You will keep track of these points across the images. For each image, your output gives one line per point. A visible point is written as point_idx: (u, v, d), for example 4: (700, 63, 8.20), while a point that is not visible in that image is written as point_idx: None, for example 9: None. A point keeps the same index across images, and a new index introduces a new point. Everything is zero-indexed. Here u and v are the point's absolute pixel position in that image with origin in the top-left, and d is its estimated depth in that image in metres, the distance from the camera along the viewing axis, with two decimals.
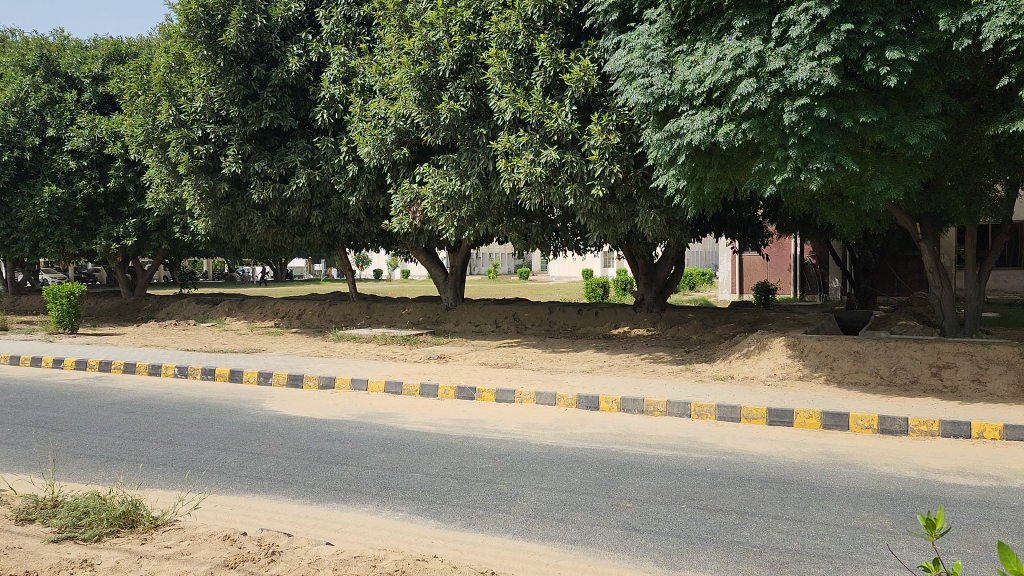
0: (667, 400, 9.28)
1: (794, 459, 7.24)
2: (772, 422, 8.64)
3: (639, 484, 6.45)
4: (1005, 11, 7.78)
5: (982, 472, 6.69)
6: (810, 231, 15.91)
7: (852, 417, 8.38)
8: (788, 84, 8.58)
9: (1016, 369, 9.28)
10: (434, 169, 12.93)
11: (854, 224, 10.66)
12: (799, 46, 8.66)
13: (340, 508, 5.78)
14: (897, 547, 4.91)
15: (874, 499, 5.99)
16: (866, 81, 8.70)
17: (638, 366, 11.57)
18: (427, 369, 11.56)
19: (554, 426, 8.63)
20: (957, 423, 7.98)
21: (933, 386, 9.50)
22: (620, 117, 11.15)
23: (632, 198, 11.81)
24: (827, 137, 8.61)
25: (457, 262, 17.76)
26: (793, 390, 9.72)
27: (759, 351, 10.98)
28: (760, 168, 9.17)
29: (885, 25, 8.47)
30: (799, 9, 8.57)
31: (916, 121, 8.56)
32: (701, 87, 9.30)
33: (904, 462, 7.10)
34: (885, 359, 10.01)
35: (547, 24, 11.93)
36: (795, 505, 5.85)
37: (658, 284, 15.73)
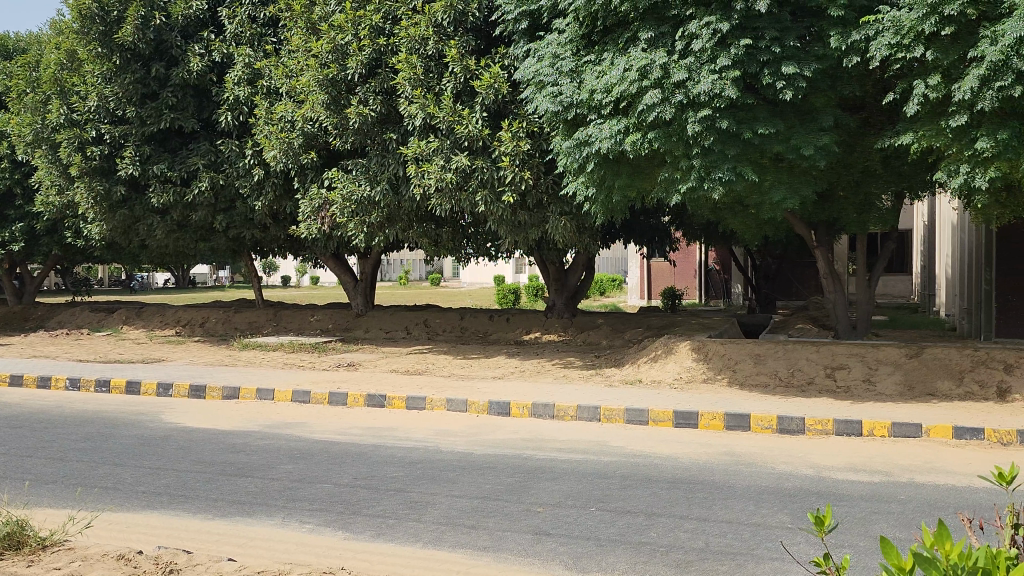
0: (577, 405, 9.38)
1: (699, 459, 7.45)
2: (678, 425, 8.87)
3: (550, 488, 6.51)
4: (890, 31, 8.20)
5: (873, 468, 7.03)
6: (714, 238, 16.40)
7: (754, 417, 8.66)
8: (690, 95, 8.84)
9: (903, 370, 9.82)
10: (344, 174, 12.73)
11: (756, 231, 11.04)
12: (701, 60, 8.92)
13: (244, 522, 5.61)
14: (788, 542, 5.11)
15: (773, 496, 6.21)
16: (764, 94, 9.05)
17: (549, 371, 11.69)
18: (336, 376, 11.36)
19: (466, 433, 8.61)
20: (850, 422, 8.35)
21: (829, 386, 9.95)
22: (530, 124, 11.23)
23: (542, 205, 11.89)
24: (729, 148, 8.96)
25: (367, 269, 17.53)
26: (698, 392, 10.00)
27: (666, 355, 11.23)
28: (666, 177, 9.43)
29: (782, 41, 8.82)
30: (701, 23, 8.83)
31: (810, 133, 8.96)
32: (608, 97, 9.46)
33: (803, 460, 7.38)
34: (784, 361, 10.41)
35: (458, 30, 11.94)
36: (701, 505, 6.00)
37: (569, 290, 15.93)
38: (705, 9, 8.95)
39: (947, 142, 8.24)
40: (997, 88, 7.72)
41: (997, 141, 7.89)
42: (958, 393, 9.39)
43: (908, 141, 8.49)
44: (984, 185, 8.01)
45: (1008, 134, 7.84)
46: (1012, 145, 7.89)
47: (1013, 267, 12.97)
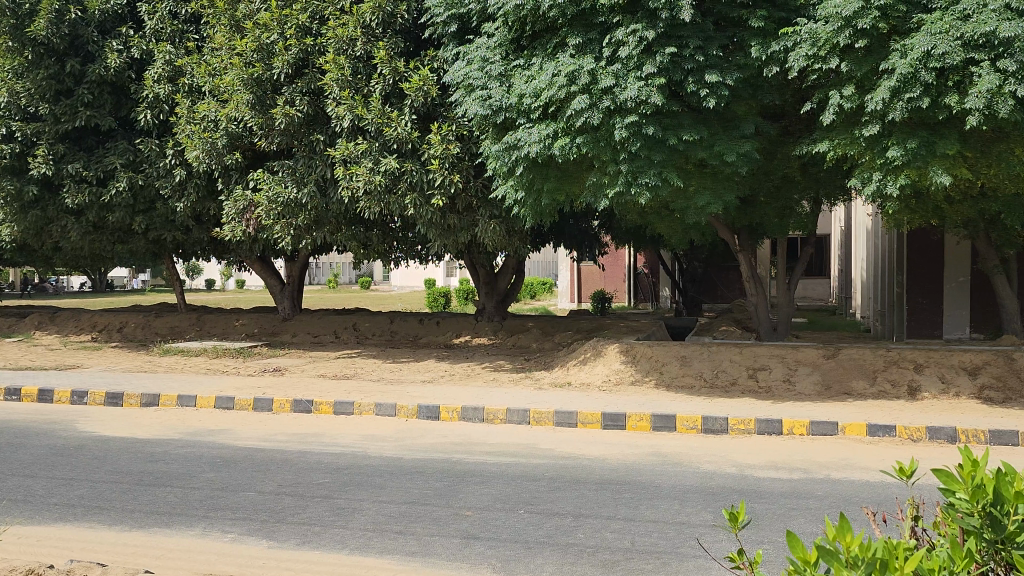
0: (506, 408, 9.40)
1: (626, 460, 7.55)
2: (606, 426, 8.99)
3: (479, 492, 6.50)
4: (808, 43, 8.49)
5: (793, 466, 7.24)
6: (642, 242, 16.64)
7: (679, 418, 8.82)
8: (618, 101, 8.95)
9: (821, 370, 10.16)
10: (270, 175, 12.49)
11: (681, 235, 11.25)
12: (628, 66, 9.06)
13: (163, 532, 5.44)
14: (710, 539, 5.23)
15: (698, 495, 6.34)
16: (689, 102, 9.25)
17: (478, 375, 11.68)
18: (261, 382, 11.11)
19: (394, 438, 8.53)
20: (770, 421, 8.59)
21: (751, 387, 10.21)
22: (459, 127, 11.25)
23: (472, 209, 11.88)
24: (655, 153, 9.11)
25: (294, 272, 17.22)
26: (626, 394, 10.13)
27: (594, 358, 11.33)
28: (594, 182, 9.53)
29: (705, 49, 9.04)
30: (627, 31, 8.98)
31: (733, 140, 9.19)
32: (537, 102, 9.51)
33: (726, 459, 7.54)
34: (708, 362, 10.63)
35: (386, 32, 11.86)
36: (627, 505, 6.08)
37: (499, 293, 15.97)
38: (631, 17, 9.10)
39: (860, 150, 8.59)
40: (907, 99, 8.01)
41: (906, 151, 8.18)
42: (872, 391, 9.76)
43: (825, 149, 8.86)
44: (894, 192, 8.33)
45: (916, 143, 8.15)
46: (921, 154, 8.19)
47: (922, 272, 13.57)
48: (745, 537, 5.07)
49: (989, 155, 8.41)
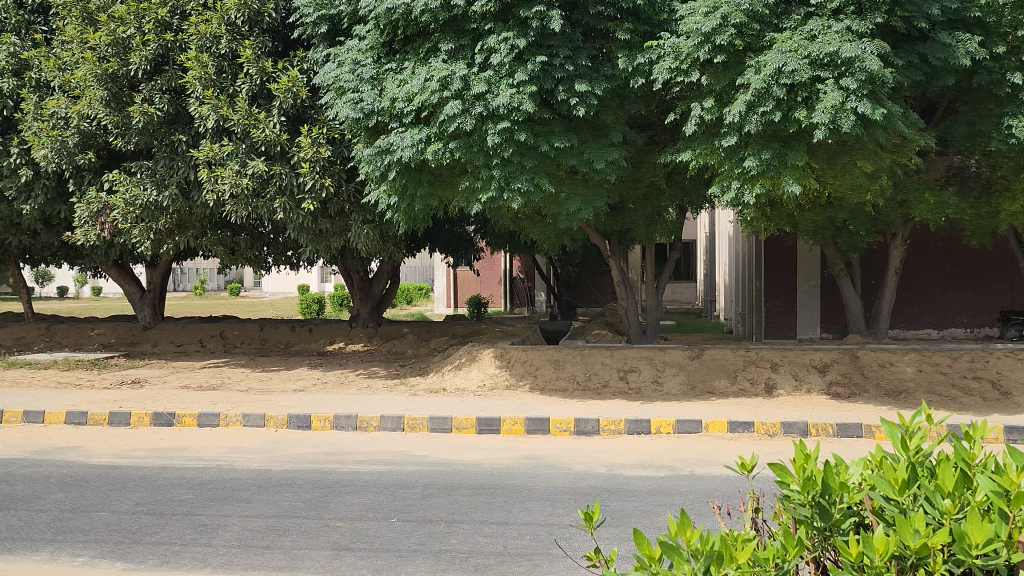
0: (380, 415, 9.27)
1: (500, 464, 7.59)
2: (481, 431, 9.01)
3: (351, 502, 6.38)
4: (671, 56, 8.86)
5: (660, 463, 7.50)
6: (516, 247, 16.82)
7: (553, 421, 8.96)
8: (490, 108, 9.03)
9: (686, 371, 10.58)
10: (127, 176, 11.82)
11: (554, 241, 11.46)
12: (500, 73, 9.16)
13: (4, 560, 5.04)
14: (570, 540, 5.32)
15: (569, 496, 6.45)
16: (559, 110, 9.46)
17: (353, 382, 11.46)
18: (117, 395, 10.49)
19: (263, 449, 8.25)
20: (639, 421, 8.86)
21: (621, 389, 10.49)
22: (330, 130, 11.04)
23: (344, 213, 11.68)
24: (527, 160, 9.25)
25: (156, 278, 16.41)
26: (501, 399, 10.20)
27: (469, 363, 11.34)
28: (467, 187, 9.58)
29: (574, 59, 9.26)
30: (499, 38, 9.07)
31: (602, 148, 9.44)
32: (409, 106, 9.44)
33: (598, 460, 7.72)
34: (581, 365, 10.86)
35: (252, 30, 11.51)
36: (501, 509, 6.12)
37: (374, 299, 15.79)
38: (503, 25, 9.20)
39: (720, 160, 9.02)
40: (761, 113, 8.47)
41: (761, 161, 8.65)
42: (733, 390, 10.23)
43: (687, 158, 9.25)
44: (751, 200, 8.80)
45: (770, 154, 8.62)
46: (774, 164, 8.68)
47: (777, 276, 14.38)
48: (602, 537, 5.19)
49: (834, 167, 8.96)
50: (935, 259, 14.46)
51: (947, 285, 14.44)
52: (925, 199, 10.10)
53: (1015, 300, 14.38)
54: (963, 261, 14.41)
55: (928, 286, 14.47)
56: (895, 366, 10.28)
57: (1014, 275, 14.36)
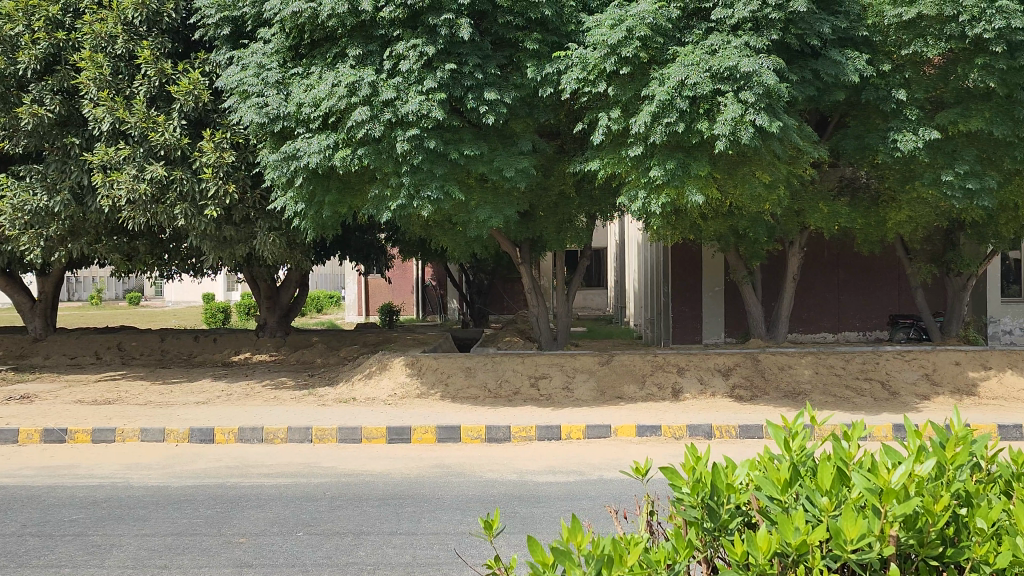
0: (287, 427, 9.06)
1: (410, 474, 7.52)
2: (391, 440, 8.91)
3: (255, 517, 6.20)
4: (578, 67, 9.01)
5: (570, 469, 7.58)
6: (427, 255, 16.74)
7: (463, 428, 8.94)
8: (399, 114, 8.97)
9: (596, 376, 10.75)
10: (14, 181, 11.23)
11: (464, 249, 11.46)
12: (409, 80, 9.10)
13: None
14: (469, 551, 5.28)
15: (479, 504, 6.44)
16: (469, 117, 9.48)
17: (259, 393, 11.17)
18: (3, 412, 9.92)
19: (162, 465, 7.94)
20: (550, 427, 8.94)
21: (532, 395, 10.56)
22: (234, 135, 10.78)
23: (249, 220, 11.41)
24: (436, 167, 9.25)
25: (47, 289, 15.62)
26: (412, 407, 10.12)
27: (380, 372, 11.20)
28: (376, 194, 9.49)
29: (483, 67, 9.29)
30: (408, 45, 9.02)
31: (511, 156, 9.49)
32: (316, 112, 9.28)
33: (508, 467, 7.75)
34: (492, 373, 10.88)
35: (151, 30, 11.14)
36: (409, 519, 6.06)
37: (282, 308, 15.45)
38: (411, 31, 9.14)
39: (627, 169, 9.21)
40: (665, 124, 8.68)
41: (666, 171, 8.86)
42: (641, 395, 10.43)
43: (595, 167, 9.42)
44: (656, 209, 9.01)
45: (674, 164, 8.84)
46: (678, 174, 8.90)
47: (683, 283, 14.78)
48: (501, 546, 5.17)
49: (734, 177, 9.27)
50: (830, 265, 15.13)
51: (841, 290, 15.13)
52: (819, 209, 10.57)
53: (903, 303, 15.18)
54: (855, 267, 15.13)
55: (824, 291, 15.13)
56: (793, 369, 10.71)
57: (902, 280, 15.16)
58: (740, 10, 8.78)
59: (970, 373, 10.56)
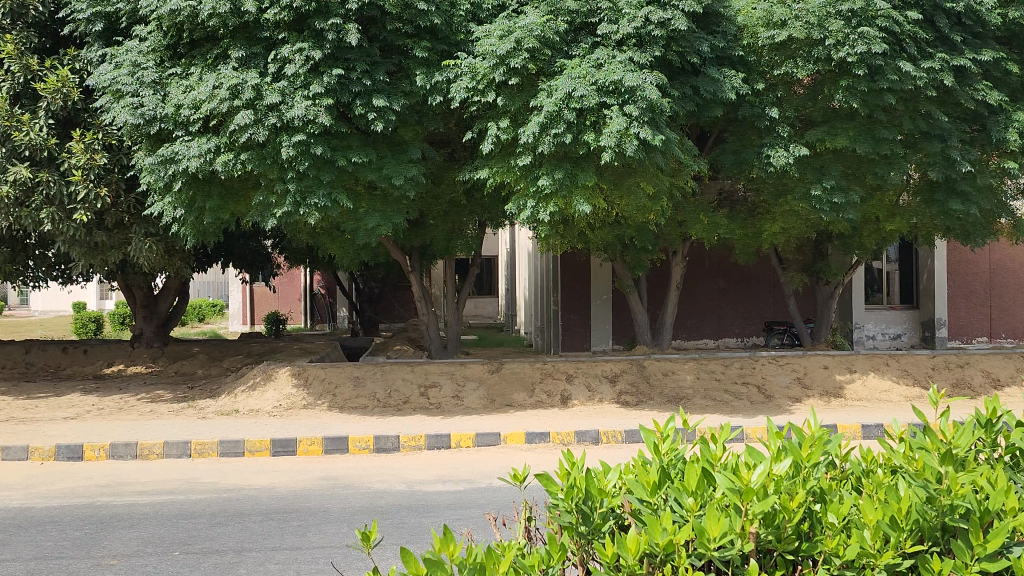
0: (164, 441, 8.66)
1: (295, 487, 7.32)
2: (275, 453, 8.66)
3: (127, 537, 5.90)
4: (468, 77, 9.05)
5: (459, 477, 7.57)
6: (315, 262, 16.40)
7: (351, 439, 8.78)
8: (284, 119, 8.77)
9: (486, 384, 10.79)
10: None
11: (353, 256, 11.28)
12: (294, 85, 8.91)
13: None
14: (345, 565, 5.20)
15: (365, 515, 6.34)
16: (357, 124, 9.35)
17: (134, 407, 10.64)
18: None
19: (24, 485, 7.44)
20: (439, 436, 8.89)
21: (422, 404, 10.49)
22: (107, 136, 10.27)
23: (124, 225, 10.88)
24: (323, 174, 9.10)
25: None
26: (298, 419, 9.87)
27: (264, 383, 10.87)
28: (260, 201, 9.25)
29: (372, 74, 9.19)
30: (293, 49, 8.83)
31: (401, 164, 9.43)
32: (196, 114, 8.95)
33: (397, 477, 7.66)
34: (381, 382, 10.75)
35: (15, 24, 10.48)
36: (294, 534, 5.91)
37: (159, 317, 14.82)
38: (297, 35, 8.99)
39: (516, 178, 9.33)
40: (553, 135, 8.81)
41: (554, 180, 9.01)
42: (531, 402, 10.56)
43: (485, 176, 9.50)
44: (545, 218, 9.14)
45: (562, 174, 9.00)
46: (566, 184, 9.07)
47: (571, 291, 15.05)
48: (376, 559, 5.13)
49: (621, 188, 9.47)
50: (711, 274, 15.73)
51: (722, 298, 15.77)
52: (700, 220, 10.99)
53: (778, 310, 15.97)
54: (734, 276, 15.80)
55: (705, 299, 15.72)
56: (676, 374, 11.06)
57: (777, 288, 15.94)
58: (624, 26, 9.05)
59: (838, 376, 11.21)
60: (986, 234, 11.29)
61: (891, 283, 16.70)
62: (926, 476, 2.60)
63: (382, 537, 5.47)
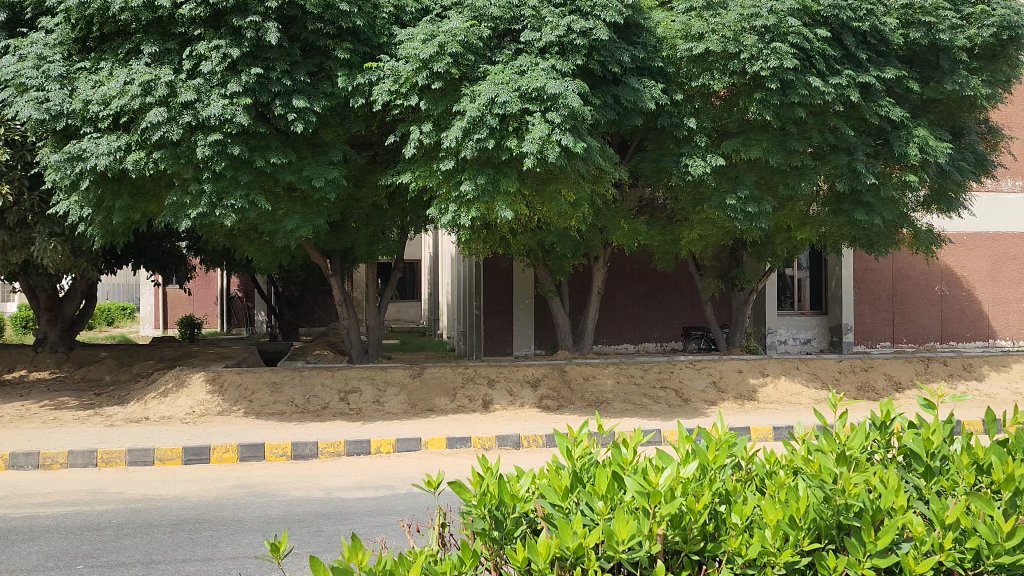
0: (68, 450, 8.30)
1: (208, 496, 7.12)
2: (187, 461, 8.40)
3: (27, 551, 5.63)
4: (390, 80, 8.99)
5: (378, 484, 7.49)
6: (231, 265, 16.01)
7: (267, 446, 8.58)
8: (199, 117, 8.53)
9: (407, 390, 10.71)
10: None
11: (271, 259, 11.05)
12: (211, 83, 8.68)
13: None
14: None
15: (281, 524, 6.21)
16: (276, 125, 9.18)
17: (36, 415, 10.16)
18: None
19: None
20: (359, 442, 8.79)
21: (342, 410, 10.33)
22: (9, 131, 9.83)
23: (26, 224, 10.40)
24: (240, 175, 8.90)
25: None
26: (212, 425, 9.60)
27: (176, 389, 10.53)
28: (174, 202, 8.99)
29: (292, 74, 9.03)
30: (210, 46, 8.60)
31: (321, 166, 9.29)
32: (105, 110, 8.63)
33: (315, 484, 7.53)
34: (300, 388, 10.56)
35: None
36: (205, 544, 5.74)
37: (64, 320, 14.21)
38: (214, 32, 8.74)
39: (438, 183, 9.30)
40: (476, 140, 8.83)
41: (476, 186, 9.02)
42: (452, 407, 10.52)
43: (407, 180, 9.44)
44: (467, 223, 9.14)
45: (484, 180, 9.01)
46: (488, 189, 9.08)
47: (494, 295, 15.09)
48: (287, 569, 5.02)
49: (543, 194, 9.56)
50: (632, 279, 16.01)
51: (642, 303, 16.07)
52: (621, 226, 11.24)
53: (695, 316, 16.37)
54: (654, 281, 16.13)
55: (626, 304, 15.98)
56: (596, 379, 11.22)
57: (695, 294, 16.34)
58: (547, 34, 9.15)
59: (751, 379, 11.56)
60: (888, 243, 11.86)
61: (802, 289, 17.37)
62: (823, 477, 2.71)
63: (296, 547, 5.36)
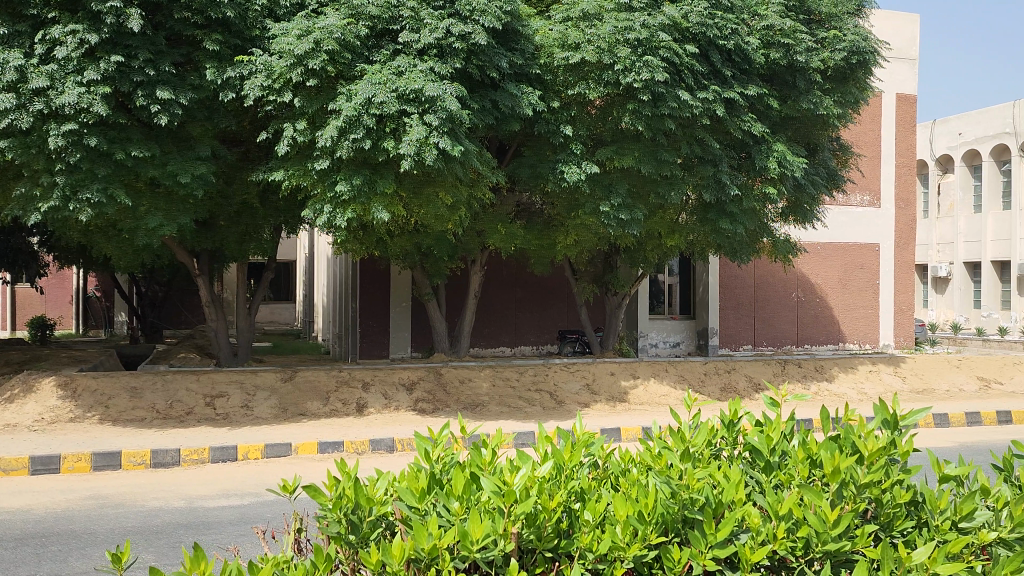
0: None
1: (57, 508, 6.68)
2: (34, 472, 7.84)
3: None
4: (263, 74, 8.76)
5: (244, 491, 7.24)
6: (89, 262, 15.09)
7: (124, 454, 8.14)
8: (52, 105, 8.02)
9: (278, 394, 10.41)
10: None
11: (132, 257, 10.49)
12: (66, 69, 8.18)
13: None
14: None
15: (137, 535, 5.89)
16: (138, 116, 8.74)
17: None
18: None
19: None
20: (225, 448, 8.46)
21: (207, 415, 9.93)
22: None
23: None
24: (98, 167, 8.38)
25: None
26: (64, 433, 9.01)
27: (23, 395, 9.81)
28: (23, 193, 8.44)
29: (156, 64, 8.56)
30: (65, 30, 8.12)
31: (187, 162, 8.88)
32: None
33: (176, 493, 7.20)
34: (162, 393, 10.07)
35: None
36: (51, 560, 5.38)
37: None
38: (70, 16, 8.25)
39: (312, 182, 9.11)
40: (352, 140, 8.71)
41: (352, 186, 8.89)
42: (325, 411, 10.31)
43: (280, 178, 9.21)
44: (342, 223, 8.99)
45: (360, 181, 8.90)
46: (364, 190, 8.98)
47: (370, 297, 14.90)
48: None
49: (419, 196, 9.50)
50: (510, 282, 16.17)
51: (519, 307, 16.26)
52: (498, 231, 11.32)
53: (570, 320, 16.69)
54: (531, 285, 16.35)
55: (503, 307, 16.13)
56: (472, 382, 11.27)
57: (570, 298, 16.67)
58: (425, 36, 9.11)
59: (622, 381, 11.91)
60: (749, 251, 12.53)
61: (672, 295, 18.06)
62: (670, 474, 2.82)
63: (152, 560, 5.09)
